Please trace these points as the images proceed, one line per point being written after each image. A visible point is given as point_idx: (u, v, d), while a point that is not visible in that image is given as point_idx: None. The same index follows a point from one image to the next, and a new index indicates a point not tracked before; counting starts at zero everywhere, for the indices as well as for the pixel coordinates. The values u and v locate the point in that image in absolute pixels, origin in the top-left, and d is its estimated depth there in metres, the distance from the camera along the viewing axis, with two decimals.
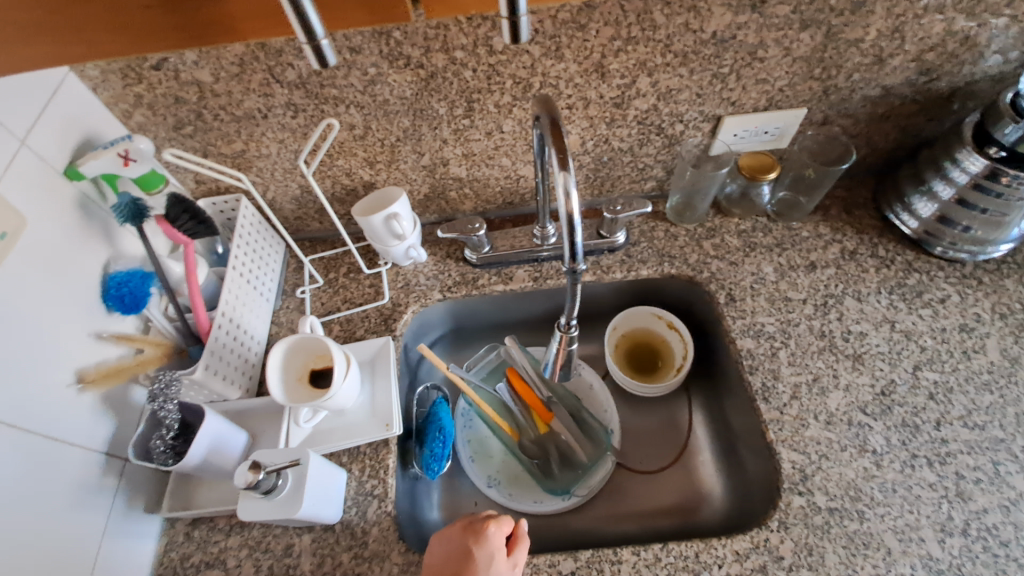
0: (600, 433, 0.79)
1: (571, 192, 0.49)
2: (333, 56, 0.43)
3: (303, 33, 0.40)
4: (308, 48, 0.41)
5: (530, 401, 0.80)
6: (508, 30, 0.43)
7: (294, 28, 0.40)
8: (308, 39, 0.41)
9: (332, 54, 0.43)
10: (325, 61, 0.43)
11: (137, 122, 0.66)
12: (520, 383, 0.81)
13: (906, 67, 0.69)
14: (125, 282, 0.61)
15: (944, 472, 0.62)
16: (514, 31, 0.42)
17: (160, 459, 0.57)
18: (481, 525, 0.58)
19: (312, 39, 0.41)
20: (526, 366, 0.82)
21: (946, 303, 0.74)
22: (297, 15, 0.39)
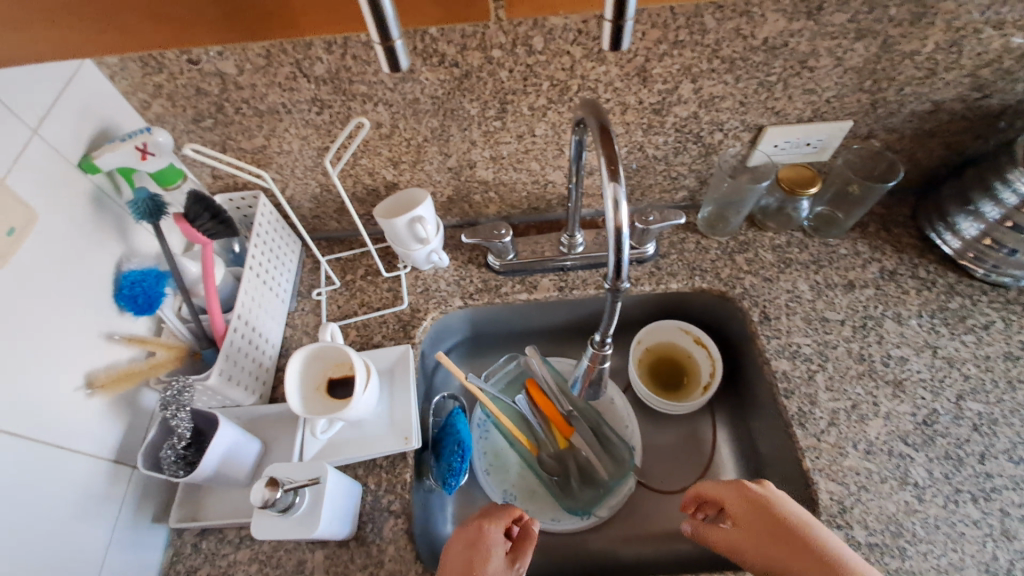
0: (623, 451, 0.76)
1: (620, 204, 0.46)
2: (405, 60, 0.40)
3: (377, 31, 0.37)
4: (381, 48, 0.39)
5: (551, 415, 0.76)
6: (609, 37, 0.40)
7: (367, 25, 0.37)
8: (382, 39, 0.38)
9: (404, 57, 0.40)
10: (396, 64, 0.40)
11: (156, 112, 0.63)
12: (541, 396, 0.77)
13: (960, 82, 0.66)
14: (139, 281, 0.58)
15: (989, 510, 0.59)
16: (616, 37, 0.40)
17: (171, 470, 0.54)
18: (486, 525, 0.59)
19: (385, 38, 0.38)
20: (548, 378, 0.78)
21: (990, 330, 0.70)
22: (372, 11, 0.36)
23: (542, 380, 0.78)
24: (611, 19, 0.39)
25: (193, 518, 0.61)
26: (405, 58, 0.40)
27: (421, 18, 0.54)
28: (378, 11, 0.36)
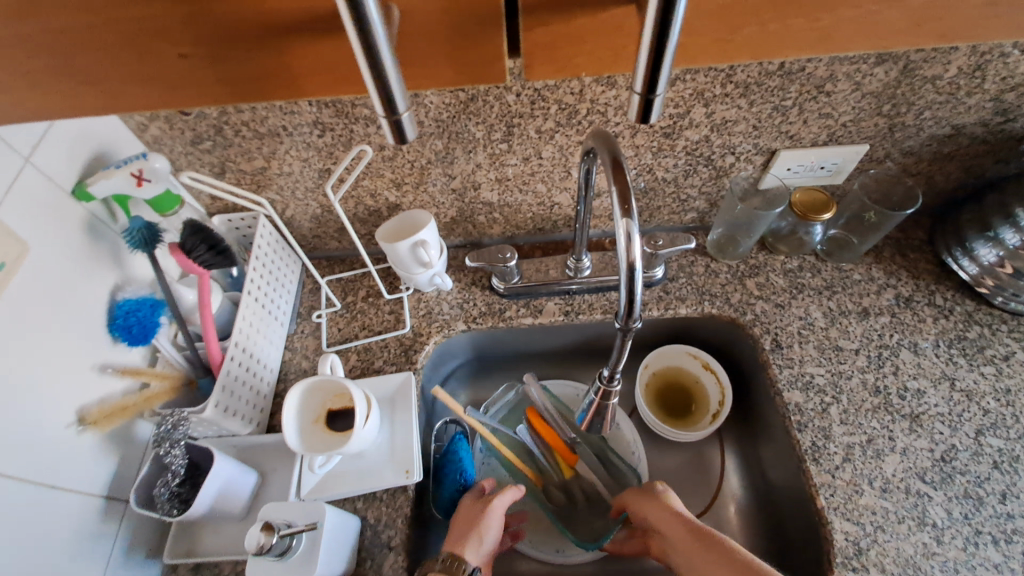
0: (629, 473, 0.74)
1: (633, 238, 0.45)
2: (412, 131, 0.39)
3: (383, 106, 0.36)
4: (387, 122, 0.37)
5: (552, 444, 0.74)
6: (637, 109, 0.39)
7: (373, 102, 0.36)
8: (388, 113, 0.37)
9: (410, 128, 0.38)
10: (402, 136, 0.39)
11: (153, 135, 0.62)
12: (541, 426, 0.75)
13: (982, 107, 0.64)
14: (133, 311, 0.56)
15: (1011, 553, 0.57)
16: (645, 110, 0.39)
17: (164, 509, 0.53)
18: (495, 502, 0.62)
19: (392, 113, 0.37)
20: (549, 406, 0.76)
21: (1010, 361, 0.68)
22: (379, 90, 0.35)
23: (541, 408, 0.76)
24: (641, 93, 0.38)
25: (187, 553, 0.59)
26: (411, 129, 0.39)
27: (436, 79, 0.52)
28: (386, 89, 0.35)
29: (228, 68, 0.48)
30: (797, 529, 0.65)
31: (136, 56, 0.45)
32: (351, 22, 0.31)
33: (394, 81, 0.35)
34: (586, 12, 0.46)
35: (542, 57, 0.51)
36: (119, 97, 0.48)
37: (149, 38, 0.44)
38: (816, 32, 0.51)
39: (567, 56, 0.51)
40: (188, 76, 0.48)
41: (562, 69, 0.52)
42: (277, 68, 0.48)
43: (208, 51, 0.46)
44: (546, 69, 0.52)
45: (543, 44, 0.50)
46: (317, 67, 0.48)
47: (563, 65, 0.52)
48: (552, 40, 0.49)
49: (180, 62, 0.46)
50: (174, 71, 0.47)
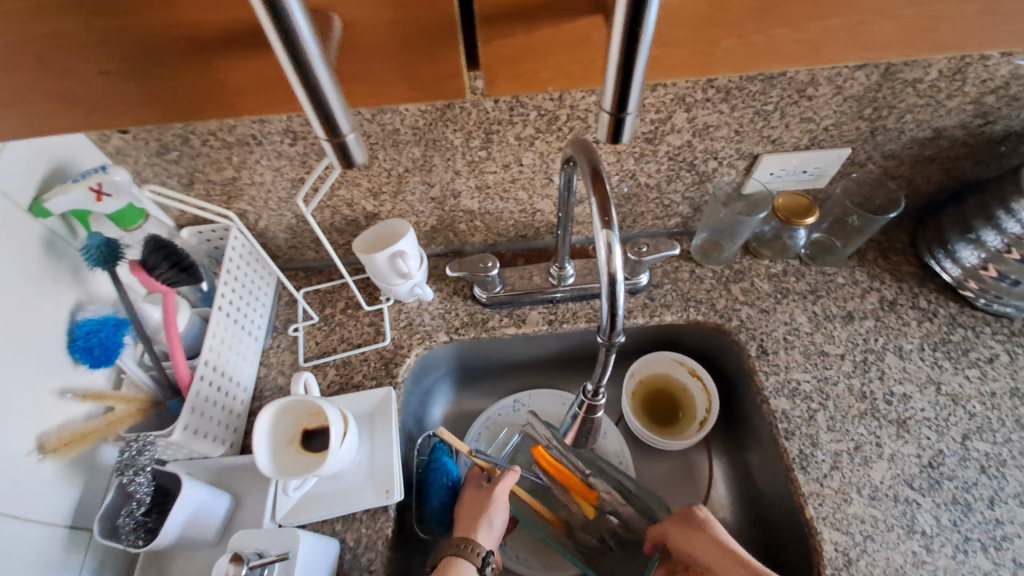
0: (653, 502, 0.70)
1: (614, 248, 0.43)
2: (360, 155, 0.38)
3: (323, 127, 0.35)
4: (330, 144, 0.36)
5: (566, 479, 0.71)
6: (608, 130, 0.39)
7: (312, 123, 0.34)
8: (330, 136, 0.35)
9: (358, 151, 0.37)
10: (350, 160, 0.37)
11: (115, 146, 0.59)
12: (550, 461, 0.72)
13: (962, 110, 0.64)
14: (95, 331, 0.54)
15: (1000, 560, 0.56)
16: (617, 129, 0.38)
17: (130, 539, 0.50)
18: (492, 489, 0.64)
19: (335, 135, 0.35)
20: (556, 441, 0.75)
21: (994, 364, 0.68)
22: (316, 108, 0.33)
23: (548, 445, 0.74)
24: (611, 112, 0.37)
25: None
26: (360, 152, 0.37)
27: (390, 95, 0.53)
28: (323, 108, 0.33)
29: (154, 85, 0.48)
30: (786, 538, 0.65)
31: (60, 77, 0.45)
32: (267, 21, 0.28)
33: (333, 98, 0.33)
34: (552, 21, 0.47)
35: (499, 71, 0.51)
36: (40, 125, 0.48)
37: (63, 55, 0.44)
38: (776, 45, 0.52)
39: (533, 68, 0.51)
40: (111, 93, 0.48)
41: (521, 83, 0.53)
42: (201, 83, 0.48)
43: (131, 68, 0.46)
44: (507, 84, 0.53)
45: (502, 58, 0.50)
46: (249, 81, 0.49)
47: (522, 78, 0.52)
48: (513, 54, 0.50)
49: (102, 80, 0.46)
50: (98, 90, 0.47)
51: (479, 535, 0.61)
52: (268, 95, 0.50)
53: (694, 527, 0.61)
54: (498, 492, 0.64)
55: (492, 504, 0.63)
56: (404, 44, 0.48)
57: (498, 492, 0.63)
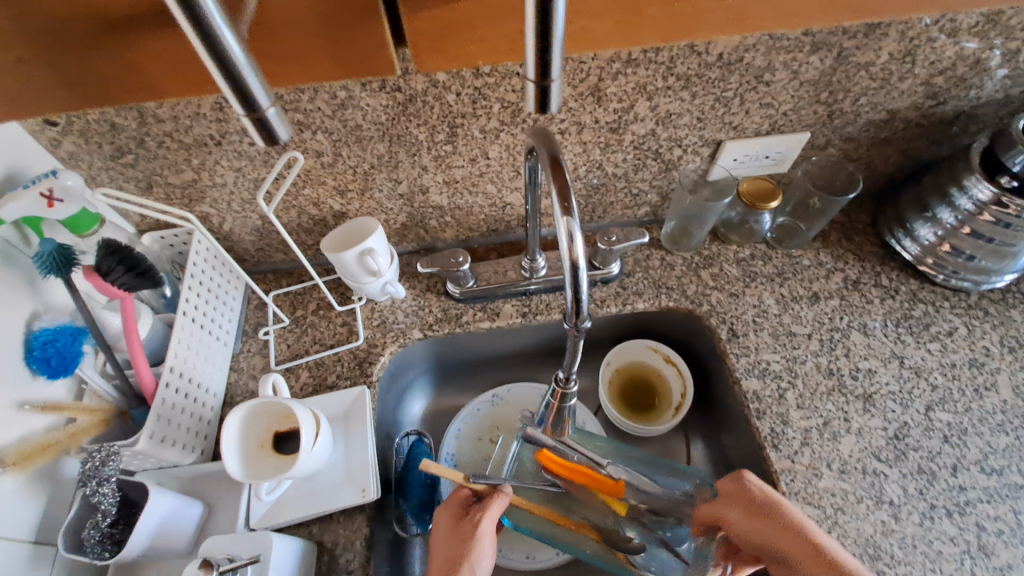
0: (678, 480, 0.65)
1: (575, 236, 0.43)
2: (284, 131, 0.37)
3: (241, 104, 0.34)
4: (249, 120, 0.35)
5: (586, 478, 0.63)
6: (535, 100, 0.37)
7: (229, 100, 0.34)
8: (248, 112, 0.34)
9: (280, 126, 0.37)
10: (273, 137, 0.37)
11: (68, 150, 0.58)
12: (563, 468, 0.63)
13: (914, 91, 0.66)
14: (51, 341, 0.52)
15: (964, 525, 0.58)
16: (544, 100, 0.37)
17: (95, 553, 0.49)
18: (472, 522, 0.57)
19: (253, 111, 0.34)
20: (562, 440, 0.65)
21: (954, 336, 0.70)
22: (232, 88, 0.32)
23: (554, 448, 0.65)
24: (535, 81, 0.36)
25: None
26: (283, 128, 0.37)
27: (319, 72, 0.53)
28: (239, 86, 0.32)
29: (65, 68, 0.49)
30: None
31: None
32: (182, 16, 0.28)
33: (253, 78, 0.33)
34: None
35: (428, 48, 0.52)
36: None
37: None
38: (681, 21, 0.54)
39: (459, 43, 0.53)
40: (35, 81, 0.49)
41: (451, 58, 0.54)
42: (121, 68, 0.50)
43: (36, 51, 0.47)
44: (435, 59, 0.54)
45: (428, 33, 0.51)
46: (157, 60, 0.50)
47: (450, 54, 0.53)
48: (436, 28, 0.51)
49: (16, 67, 0.48)
50: (18, 79, 0.49)
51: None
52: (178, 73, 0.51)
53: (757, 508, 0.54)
54: (485, 523, 0.56)
55: (477, 538, 0.55)
56: (325, 20, 0.49)
57: (485, 523, 0.56)
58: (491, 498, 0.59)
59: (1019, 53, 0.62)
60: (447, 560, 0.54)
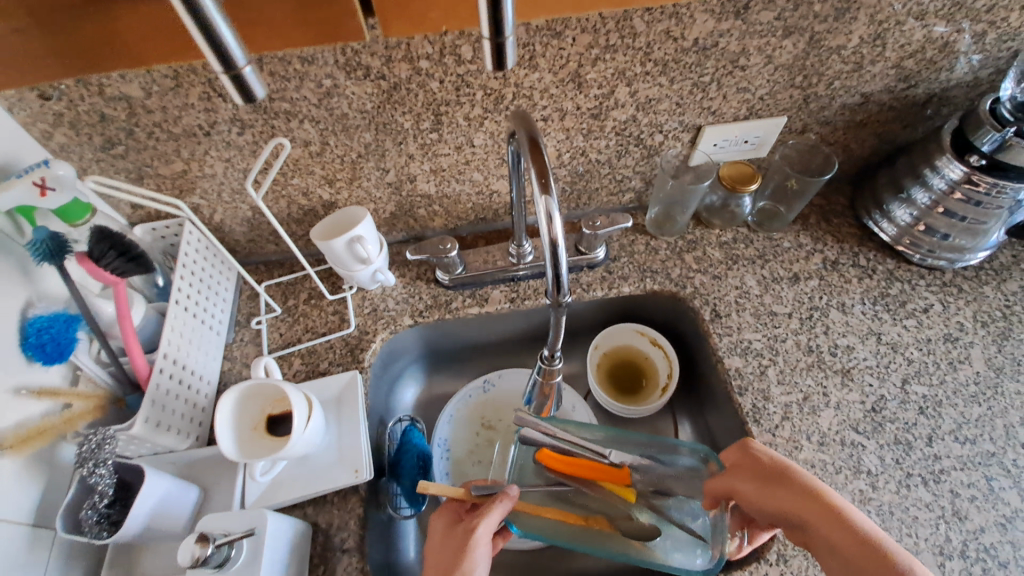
0: (682, 454, 0.61)
1: (554, 216, 0.45)
2: (260, 88, 0.38)
3: (218, 61, 0.35)
4: (227, 78, 0.36)
5: (590, 470, 0.61)
6: (491, 56, 0.39)
7: (205, 56, 0.35)
8: (225, 69, 0.35)
9: (257, 85, 0.38)
10: (249, 95, 0.38)
11: (59, 143, 0.59)
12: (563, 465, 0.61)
13: (886, 74, 0.67)
14: (46, 327, 0.53)
15: (939, 492, 0.60)
16: (498, 56, 0.39)
17: (93, 532, 0.50)
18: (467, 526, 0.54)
19: (230, 68, 0.35)
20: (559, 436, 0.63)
21: (930, 313, 0.72)
22: (209, 43, 0.34)
23: (552, 445, 0.63)
24: (489, 38, 0.38)
25: None
26: (259, 86, 0.38)
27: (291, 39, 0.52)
28: (214, 40, 0.33)
29: (66, 40, 0.49)
30: None
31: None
32: None
33: (228, 35, 0.34)
34: None
35: (393, 11, 0.51)
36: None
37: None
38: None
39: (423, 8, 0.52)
40: (20, 55, 0.49)
41: (420, 21, 0.53)
42: (105, 41, 0.49)
43: (39, 22, 0.47)
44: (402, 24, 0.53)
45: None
46: (156, 35, 0.50)
47: (419, 18, 0.52)
48: None
49: (15, 38, 0.48)
50: (14, 50, 0.48)
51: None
52: (174, 46, 0.51)
53: (775, 474, 0.53)
54: (480, 530, 0.53)
55: (472, 547, 0.52)
56: None
57: (481, 531, 0.53)
58: (493, 504, 0.55)
59: (986, 35, 0.64)
60: (440, 570, 0.52)
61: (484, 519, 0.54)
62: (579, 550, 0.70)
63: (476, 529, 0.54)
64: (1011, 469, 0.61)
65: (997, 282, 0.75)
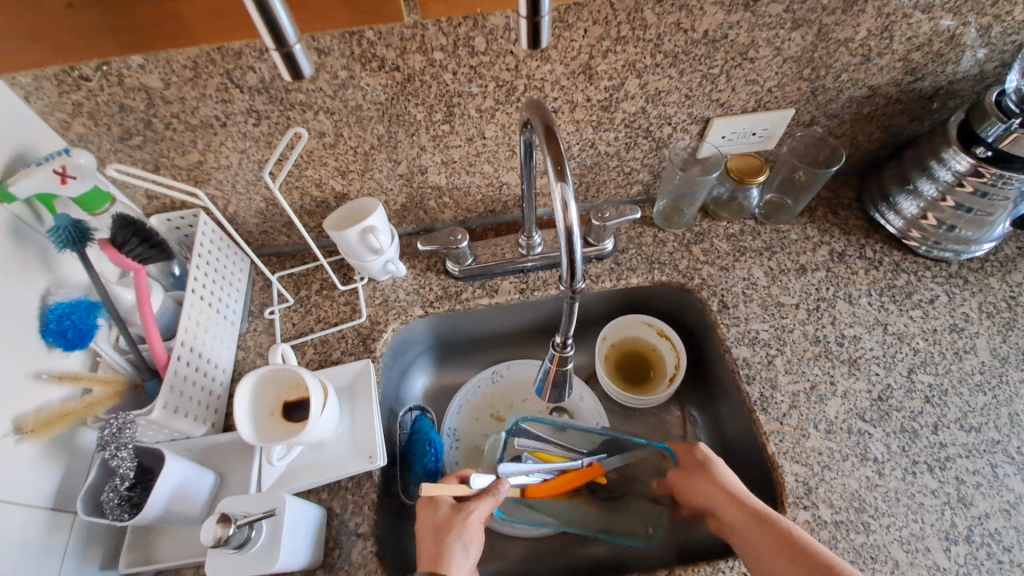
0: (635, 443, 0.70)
1: (569, 204, 0.46)
2: (309, 67, 0.39)
3: (272, 39, 0.36)
4: (278, 54, 0.37)
5: (568, 486, 0.67)
6: (528, 35, 0.40)
7: (261, 34, 0.36)
8: (278, 45, 0.37)
9: (306, 64, 0.39)
10: (298, 73, 0.39)
11: (77, 133, 0.60)
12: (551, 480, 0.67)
13: (892, 67, 0.68)
14: (68, 313, 0.54)
15: (945, 478, 0.61)
16: (534, 34, 0.40)
17: (115, 515, 0.51)
18: (462, 516, 0.56)
19: (282, 46, 0.37)
20: (537, 468, 0.67)
21: (935, 304, 0.73)
22: (264, 20, 0.35)
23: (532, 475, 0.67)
24: (527, 17, 0.38)
25: (146, 562, 0.57)
26: (308, 65, 0.39)
27: (336, 21, 0.53)
28: (269, 18, 0.35)
29: (115, 18, 0.50)
30: (752, 478, 0.68)
31: (22, 10, 0.48)
32: None
33: (281, 13, 0.35)
34: None
35: None
36: (14, 59, 0.51)
37: None
38: None
39: None
40: (76, 33, 0.50)
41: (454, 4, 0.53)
42: (154, 20, 0.51)
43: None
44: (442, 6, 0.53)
45: None
46: (201, 12, 0.51)
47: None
48: None
49: (66, 12, 0.49)
50: (61, 25, 0.50)
51: (452, 564, 0.52)
52: (219, 24, 0.52)
53: (702, 470, 0.62)
54: (474, 515, 0.56)
55: (467, 528, 0.55)
56: None
57: (474, 516, 0.56)
58: (487, 499, 0.58)
59: (991, 29, 0.64)
60: (436, 552, 0.53)
61: (477, 511, 0.57)
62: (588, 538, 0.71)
63: (470, 514, 0.56)
64: (1016, 456, 0.62)
65: (1001, 273, 0.76)
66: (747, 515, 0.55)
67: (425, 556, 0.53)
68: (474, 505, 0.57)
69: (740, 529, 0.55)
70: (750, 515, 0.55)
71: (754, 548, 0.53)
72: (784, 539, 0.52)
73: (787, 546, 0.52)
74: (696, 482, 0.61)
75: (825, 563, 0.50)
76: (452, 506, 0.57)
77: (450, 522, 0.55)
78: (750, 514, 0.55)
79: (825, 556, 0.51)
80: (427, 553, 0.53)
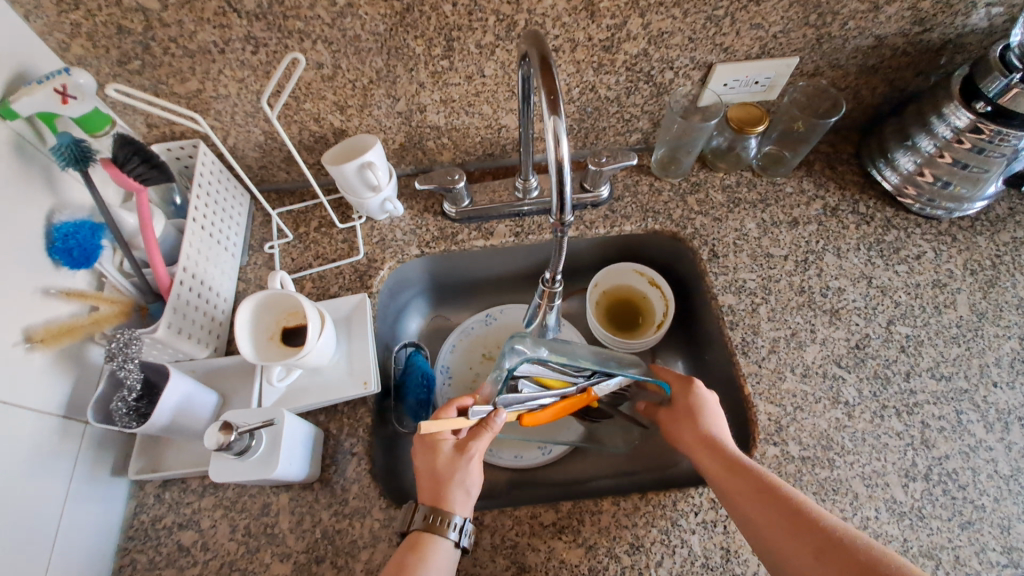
0: (626, 375, 0.66)
1: (561, 138, 0.46)
2: None
3: None
4: None
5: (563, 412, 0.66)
6: None
7: None
8: None
9: None
10: None
11: (77, 55, 0.60)
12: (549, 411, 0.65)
13: (902, 16, 0.67)
14: (72, 233, 0.56)
15: (910, 422, 0.64)
16: None
17: (124, 422, 0.53)
18: (461, 459, 0.59)
19: None
20: (534, 399, 0.65)
21: (921, 260, 0.74)
22: None
23: (530, 404, 0.65)
24: None
25: (153, 470, 0.61)
26: None
27: None
28: None
29: None
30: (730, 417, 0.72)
31: None
32: None
33: None
34: None
35: None
36: None
37: None
38: None
39: None
40: None
41: None
42: None
43: None
44: None
45: None
46: None
47: None
48: None
49: None
50: None
51: (455, 505, 0.56)
52: None
53: (685, 417, 0.64)
54: (474, 460, 0.59)
55: (467, 472, 0.58)
56: None
57: (474, 461, 0.58)
58: (483, 437, 0.60)
59: None
60: (436, 491, 0.57)
61: (474, 449, 0.59)
62: (570, 469, 0.76)
63: (470, 457, 0.59)
64: (981, 405, 0.65)
65: (990, 232, 0.77)
66: (721, 462, 0.58)
67: (426, 492, 0.57)
68: (472, 439, 0.59)
69: (718, 478, 0.57)
70: (725, 466, 0.57)
71: (729, 493, 0.56)
72: (760, 485, 0.55)
73: (759, 490, 0.54)
74: (680, 430, 0.64)
75: (793, 504, 0.52)
76: (453, 447, 0.59)
77: (450, 466, 0.58)
78: (726, 464, 0.57)
79: (796, 498, 0.53)
80: (427, 490, 0.58)
